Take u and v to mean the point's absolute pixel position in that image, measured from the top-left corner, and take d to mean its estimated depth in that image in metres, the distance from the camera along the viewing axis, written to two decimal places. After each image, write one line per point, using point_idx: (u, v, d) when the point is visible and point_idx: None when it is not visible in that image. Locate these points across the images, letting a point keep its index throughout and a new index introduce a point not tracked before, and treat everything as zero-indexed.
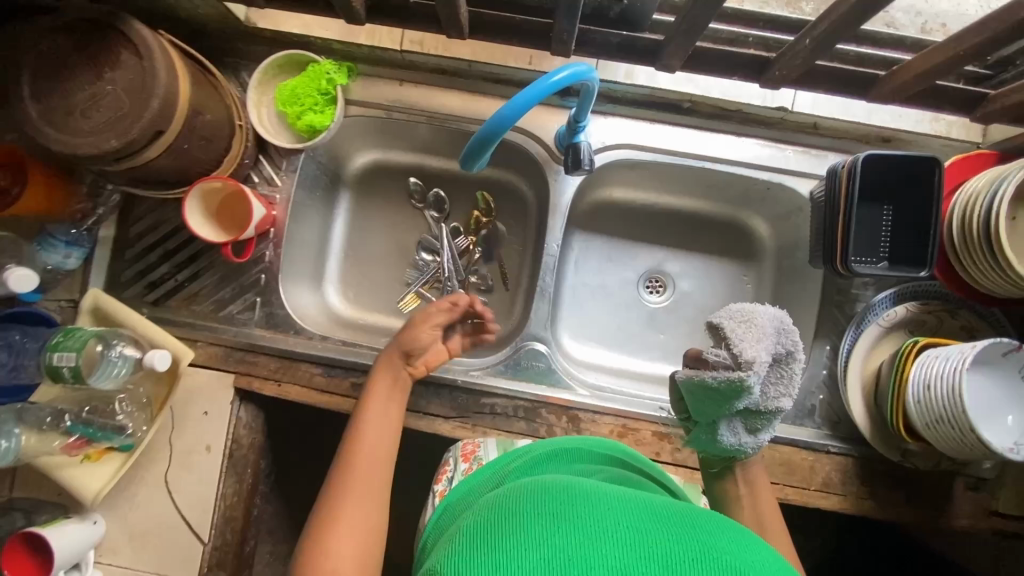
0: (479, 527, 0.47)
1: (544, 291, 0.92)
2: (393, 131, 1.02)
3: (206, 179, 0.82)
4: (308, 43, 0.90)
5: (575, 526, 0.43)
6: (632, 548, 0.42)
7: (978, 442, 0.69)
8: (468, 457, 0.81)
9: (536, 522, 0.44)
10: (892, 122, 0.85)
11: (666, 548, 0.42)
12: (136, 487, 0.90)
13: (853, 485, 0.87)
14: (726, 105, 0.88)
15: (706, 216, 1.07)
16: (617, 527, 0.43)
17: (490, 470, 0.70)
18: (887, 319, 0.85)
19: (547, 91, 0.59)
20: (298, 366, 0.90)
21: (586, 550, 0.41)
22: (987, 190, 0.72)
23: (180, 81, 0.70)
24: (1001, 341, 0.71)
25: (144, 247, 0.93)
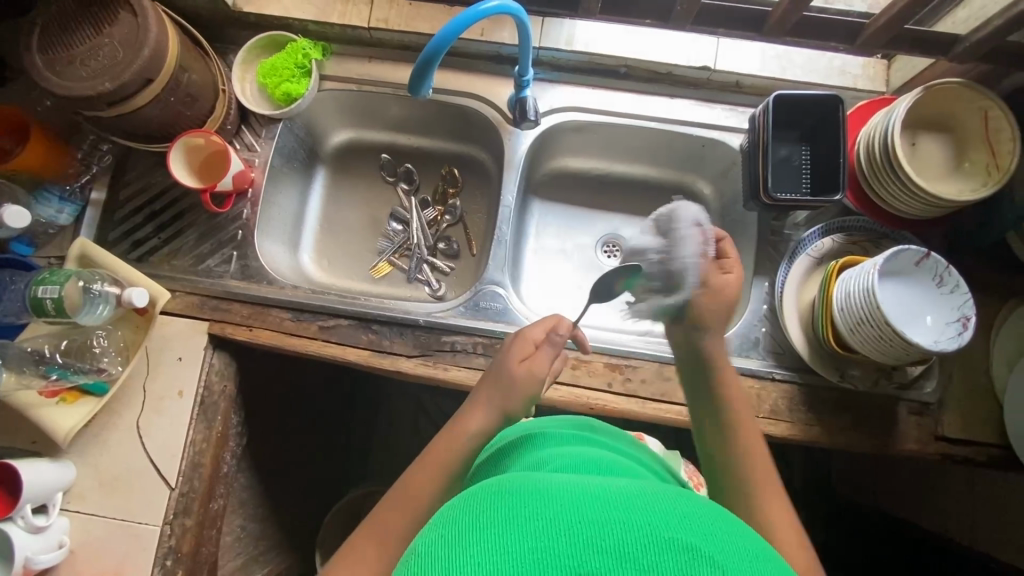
0: (435, 524, 0.44)
1: (500, 240, 1.01)
2: (365, 110, 1.11)
3: (189, 133, 0.91)
4: (289, 26, 1.02)
5: (529, 524, 0.41)
6: (586, 545, 0.39)
7: (895, 336, 0.74)
8: None
9: (496, 527, 0.41)
10: (805, 77, 0.96)
11: (634, 549, 0.39)
12: (108, 433, 0.92)
13: (800, 412, 0.90)
14: (658, 68, 0.99)
15: (658, 182, 1.14)
16: (584, 527, 0.40)
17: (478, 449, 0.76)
18: (815, 250, 0.91)
19: (477, 17, 0.68)
20: (269, 312, 0.96)
21: (546, 557, 0.38)
22: (884, 116, 0.81)
23: (170, 37, 0.81)
24: (910, 248, 0.76)
25: (131, 209, 1.00)
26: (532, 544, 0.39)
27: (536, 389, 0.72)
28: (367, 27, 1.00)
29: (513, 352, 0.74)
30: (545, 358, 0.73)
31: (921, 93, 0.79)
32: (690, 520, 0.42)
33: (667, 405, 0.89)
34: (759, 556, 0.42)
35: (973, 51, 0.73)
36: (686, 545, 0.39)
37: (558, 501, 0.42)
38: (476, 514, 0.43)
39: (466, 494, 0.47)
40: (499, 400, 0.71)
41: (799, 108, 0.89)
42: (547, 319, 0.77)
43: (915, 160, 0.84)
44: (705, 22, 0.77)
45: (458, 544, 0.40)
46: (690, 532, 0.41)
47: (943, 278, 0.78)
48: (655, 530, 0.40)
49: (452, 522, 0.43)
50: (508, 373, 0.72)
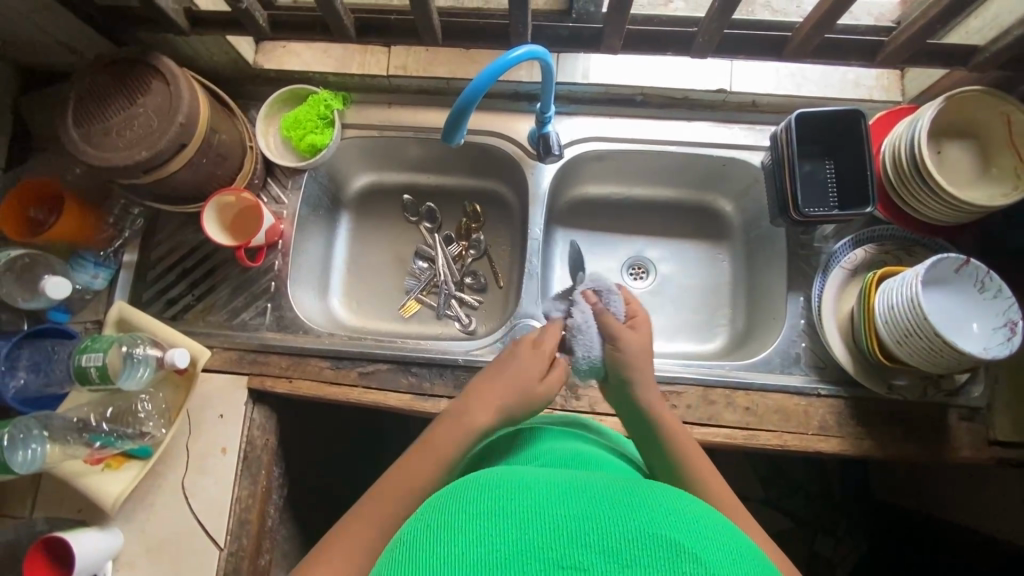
0: (426, 513, 0.45)
1: (531, 273, 1.01)
2: (386, 154, 1.13)
3: (221, 192, 0.93)
4: (308, 79, 1.04)
5: (512, 518, 0.41)
6: (571, 538, 0.39)
7: (945, 346, 0.73)
8: None
9: (480, 515, 0.42)
10: (820, 92, 0.97)
11: (616, 541, 0.39)
12: (153, 496, 0.92)
13: (850, 426, 0.89)
14: (674, 94, 1.01)
15: (678, 203, 1.15)
16: (567, 520, 0.41)
17: None
18: (849, 262, 0.92)
19: (508, 64, 0.69)
20: (308, 362, 0.96)
21: (526, 545, 0.39)
22: (908, 128, 0.82)
23: (201, 102, 0.83)
24: (949, 256, 0.76)
25: (163, 268, 1.01)
26: (515, 539, 0.40)
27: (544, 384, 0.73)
28: (386, 74, 1.02)
29: (523, 345, 0.75)
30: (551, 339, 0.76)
31: (944, 103, 0.80)
32: (681, 519, 0.41)
33: (715, 429, 0.89)
34: (743, 555, 0.41)
35: (992, 61, 0.75)
36: (669, 539, 0.39)
37: (545, 496, 0.43)
38: (466, 505, 0.43)
39: (457, 487, 0.48)
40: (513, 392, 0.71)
41: (821, 124, 0.90)
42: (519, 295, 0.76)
43: (943, 168, 0.84)
44: (726, 50, 0.78)
45: (449, 532, 0.41)
46: (678, 528, 0.40)
47: (985, 283, 0.77)
48: (638, 525, 0.40)
49: (442, 511, 0.44)
50: (519, 364, 0.73)
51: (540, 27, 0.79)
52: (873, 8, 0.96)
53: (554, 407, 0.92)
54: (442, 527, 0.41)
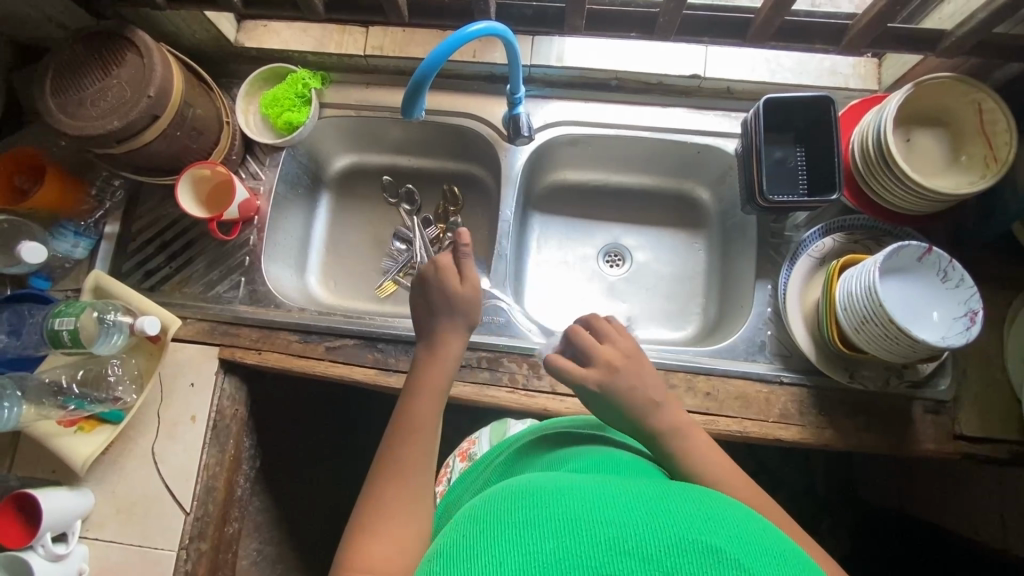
0: (464, 528, 0.48)
1: (501, 255, 1.02)
2: (366, 135, 1.14)
3: (196, 164, 0.95)
4: (288, 58, 1.06)
5: (554, 527, 0.43)
6: (608, 547, 0.41)
7: (900, 333, 0.73)
8: (465, 456, 0.89)
9: (525, 525, 0.44)
10: (796, 80, 0.96)
11: (662, 552, 0.41)
12: (124, 459, 0.94)
13: (811, 414, 0.88)
14: (648, 79, 1.01)
15: (655, 191, 1.15)
16: (608, 528, 0.43)
17: (476, 470, 0.74)
18: (817, 250, 0.91)
19: (464, 40, 0.70)
20: (277, 335, 0.98)
21: (572, 554, 0.41)
22: (875, 114, 0.81)
23: (174, 76, 0.85)
24: (910, 244, 0.76)
25: (143, 241, 1.04)
26: (557, 547, 0.42)
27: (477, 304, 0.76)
28: (364, 54, 1.03)
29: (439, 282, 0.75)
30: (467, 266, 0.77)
31: (912, 90, 0.79)
32: (716, 525, 0.44)
33: None
34: (784, 556, 0.43)
35: (960, 46, 0.73)
36: (707, 545, 0.41)
37: (580, 502, 0.46)
38: (503, 516, 0.46)
39: (493, 499, 0.51)
40: (462, 326, 0.75)
41: (791, 109, 0.89)
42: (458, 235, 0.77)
43: (911, 156, 0.83)
44: (689, 32, 0.78)
45: (490, 545, 0.43)
46: (714, 534, 0.43)
47: (948, 273, 0.76)
48: (677, 533, 0.42)
49: (483, 525, 0.46)
50: (450, 299, 0.75)
51: (503, 5, 0.79)
52: None
53: (516, 385, 0.93)
54: (486, 539, 0.44)
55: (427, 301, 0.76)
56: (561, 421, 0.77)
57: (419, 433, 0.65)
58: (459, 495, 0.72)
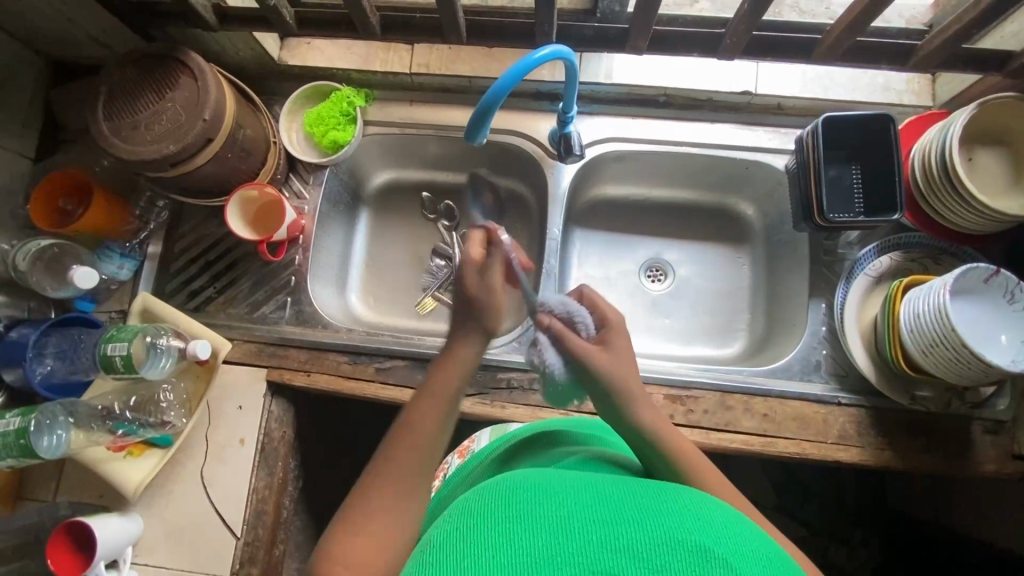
0: (450, 523, 0.46)
1: (549, 272, 1.01)
2: (407, 151, 1.14)
3: (244, 186, 0.94)
4: (332, 75, 1.05)
5: (544, 524, 0.42)
6: (596, 544, 0.40)
7: (973, 357, 0.72)
8: (463, 452, 0.87)
9: (513, 519, 0.43)
10: (849, 96, 0.95)
11: (650, 550, 0.39)
12: (173, 483, 0.93)
13: (870, 436, 0.88)
14: (697, 95, 1.00)
15: (696, 205, 1.15)
16: (595, 525, 0.41)
17: (472, 465, 0.74)
18: (873, 269, 0.90)
19: (534, 64, 0.70)
20: (326, 356, 0.96)
21: (560, 549, 0.40)
22: (939, 133, 0.80)
23: (228, 100, 0.84)
24: (978, 266, 0.75)
25: (186, 260, 1.03)
26: (546, 543, 0.40)
27: (499, 311, 0.61)
28: (409, 72, 1.02)
29: (463, 273, 0.61)
30: (497, 266, 0.60)
31: (976, 110, 0.78)
32: (706, 525, 0.42)
33: (731, 434, 0.88)
34: (770, 559, 0.41)
35: None
36: (696, 543, 0.40)
37: (574, 499, 0.45)
38: (498, 510, 0.44)
39: (485, 488, 0.50)
40: (475, 330, 0.61)
41: (848, 128, 0.88)
42: (476, 234, 0.62)
43: (975, 175, 0.82)
44: (755, 51, 0.77)
45: (478, 529, 0.43)
46: (701, 533, 0.41)
47: (1015, 294, 0.76)
48: (671, 532, 0.41)
49: (472, 512, 0.45)
50: (466, 299, 0.60)
51: (565, 27, 0.79)
52: (905, 10, 0.94)
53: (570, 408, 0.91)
54: (474, 525, 0.43)
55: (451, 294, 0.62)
56: (562, 422, 0.76)
57: (408, 449, 0.56)
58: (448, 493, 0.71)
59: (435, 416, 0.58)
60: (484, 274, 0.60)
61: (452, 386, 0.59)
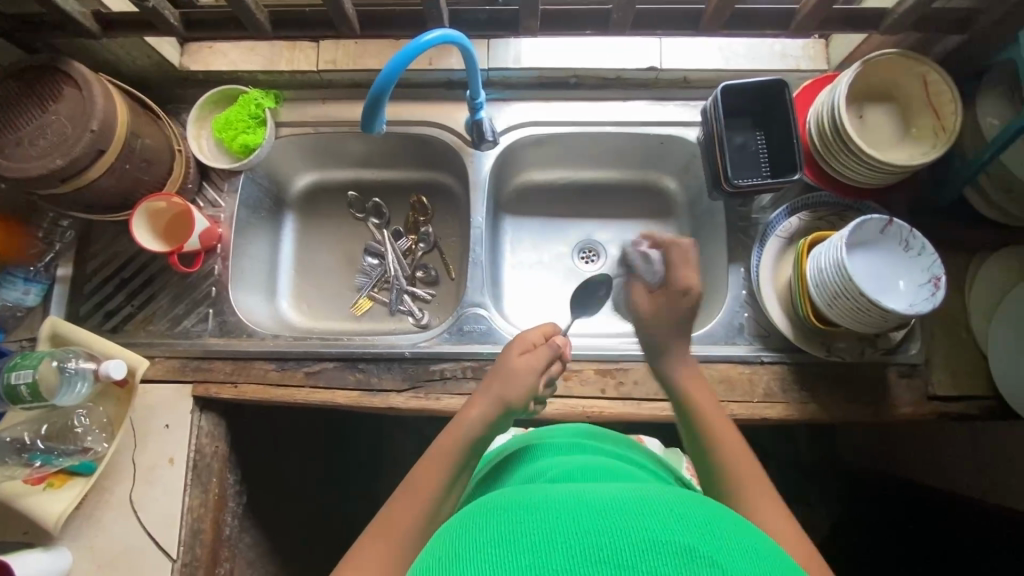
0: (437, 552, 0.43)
1: (476, 261, 1.00)
2: (328, 152, 1.12)
3: (150, 198, 0.90)
4: (238, 79, 1.02)
5: (524, 543, 0.40)
6: (579, 557, 0.38)
7: (872, 305, 0.75)
8: None
9: (492, 549, 0.40)
10: (750, 64, 0.98)
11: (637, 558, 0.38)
12: (102, 511, 0.90)
13: (793, 390, 0.91)
14: (607, 74, 1.01)
15: (621, 184, 1.17)
16: (576, 534, 0.40)
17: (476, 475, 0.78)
18: (784, 230, 0.93)
19: (422, 49, 0.70)
20: (253, 365, 0.94)
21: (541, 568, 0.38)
22: (829, 94, 0.83)
23: (117, 108, 0.81)
24: (872, 217, 0.78)
25: (100, 280, 0.99)
26: (527, 562, 0.38)
27: (523, 396, 0.73)
28: (317, 69, 1.00)
29: (515, 346, 0.76)
30: (545, 355, 0.75)
31: (860, 68, 0.82)
32: (687, 520, 0.41)
33: (662, 402, 0.90)
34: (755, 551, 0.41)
35: (901, 23, 0.76)
36: (681, 544, 0.39)
37: (549, 513, 0.43)
38: (478, 536, 0.42)
39: (454, 524, 0.46)
40: (493, 402, 0.71)
41: (747, 95, 0.90)
42: (545, 325, 0.80)
43: (866, 132, 0.86)
44: (644, 25, 0.78)
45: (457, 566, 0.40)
46: (684, 532, 0.40)
47: (909, 242, 0.79)
48: (651, 535, 0.39)
49: (450, 544, 0.42)
50: (510, 367, 0.74)
51: (457, 12, 0.79)
52: None
53: None
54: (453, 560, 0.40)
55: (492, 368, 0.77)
56: (558, 432, 0.76)
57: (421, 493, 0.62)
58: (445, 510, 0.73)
59: (447, 463, 0.65)
60: (532, 353, 0.75)
61: (465, 436, 0.68)
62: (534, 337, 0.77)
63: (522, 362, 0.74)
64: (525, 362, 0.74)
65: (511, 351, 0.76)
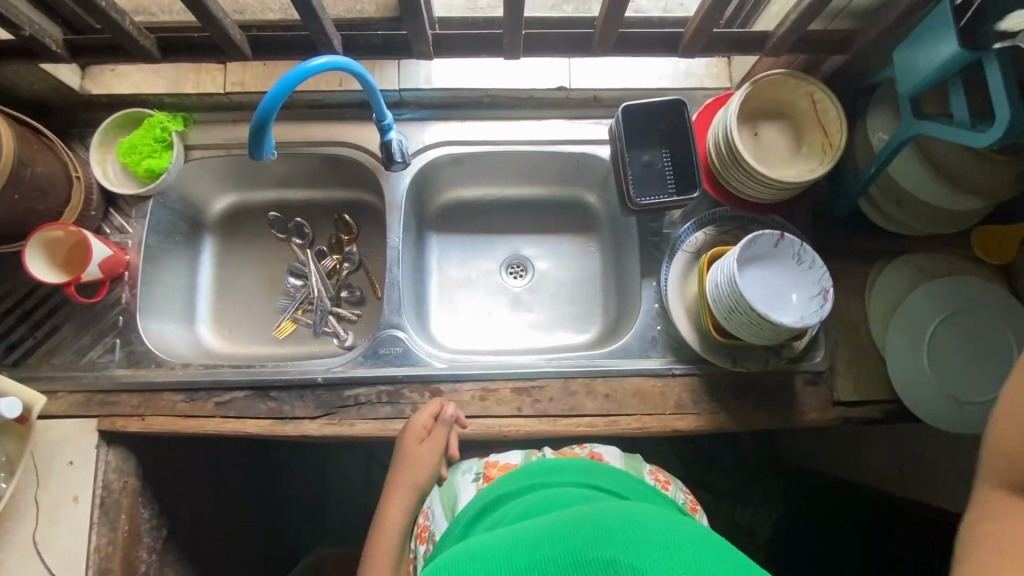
0: None
1: (393, 283, 0.99)
2: (245, 172, 1.11)
3: (47, 227, 0.88)
4: (145, 102, 1.00)
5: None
6: None
7: (761, 319, 0.77)
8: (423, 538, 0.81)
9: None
10: (657, 83, 1.01)
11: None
12: (1, 555, 0.86)
13: (704, 402, 0.93)
14: (519, 94, 1.02)
15: (547, 200, 1.19)
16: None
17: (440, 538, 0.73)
18: (691, 245, 0.95)
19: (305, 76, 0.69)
20: (161, 396, 0.92)
21: None
22: (722, 114, 0.86)
23: (1, 136, 0.78)
24: (763, 233, 0.81)
25: (0, 312, 0.95)
26: None
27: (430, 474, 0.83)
28: (225, 92, 0.99)
29: (410, 434, 0.85)
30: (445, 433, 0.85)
31: (750, 89, 0.85)
32: (610, 536, 0.49)
33: (576, 419, 0.91)
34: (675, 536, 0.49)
35: (782, 46, 0.79)
36: (607, 559, 0.46)
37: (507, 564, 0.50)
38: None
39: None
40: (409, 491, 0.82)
41: (650, 114, 0.92)
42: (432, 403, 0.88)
43: (760, 149, 0.89)
44: (536, 49, 0.80)
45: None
46: (609, 547, 0.48)
47: (801, 256, 0.82)
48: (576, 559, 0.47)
49: None
50: (411, 454, 0.83)
51: (350, 38, 0.80)
52: None
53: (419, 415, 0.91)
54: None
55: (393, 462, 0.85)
56: (510, 479, 0.73)
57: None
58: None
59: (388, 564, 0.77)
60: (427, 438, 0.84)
61: (396, 537, 0.79)
62: (426, 421, 0.86)
63: (421, 451, 0.84)
64: (422, 448, 0.84)
65: (407, 441, 0.85)
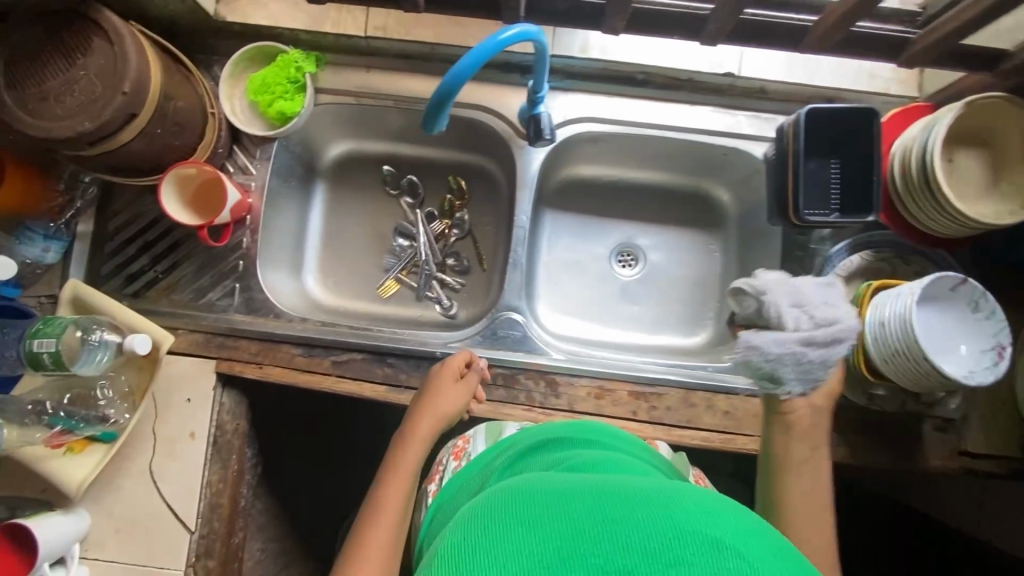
0: (458, 532, 0.43)
1: (516, 263, 0.95)
2: (365, 121, 1.05)
3: (182, 164, 0.85)
4: (278, 35, 0.94)
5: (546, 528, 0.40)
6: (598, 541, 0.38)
7: (932, 370, 0.73)
8: (459, 454, 0.81)
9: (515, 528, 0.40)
10: (835, 82, 0.92)
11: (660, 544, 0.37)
12: (121, 478, 0.90)
13: (825, 432, 0.90)
14: (677, 75, 0.94)
15: (671, 189, 1.12)
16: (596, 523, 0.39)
17: (476, 469, 0.70)
18: (843, 268, 0.89)
19: (494, 51, 0.62)
20: (279, 348, 0.92)
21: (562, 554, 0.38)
22: (921, 134, 0.77)
23: (151, 68, 0.73)
24: (947, 274, 0.74)
25: (122, 240, 0.94)
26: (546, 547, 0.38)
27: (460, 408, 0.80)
28: (365, 35, 0.92)
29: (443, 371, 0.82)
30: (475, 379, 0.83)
31: (963, 110, 0.75)
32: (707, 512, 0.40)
33: (693, 431, 0.88)
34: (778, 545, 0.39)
35: None
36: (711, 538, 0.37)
37: (578, 503, 0.42)
38: (500, 517, 0.42)
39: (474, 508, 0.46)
40: (432, 421, 0.77)
41: (831, 122, 0.83)
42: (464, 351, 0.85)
43: (952, 178, 0.80)
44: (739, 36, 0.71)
45: (489, 546, 0.39)
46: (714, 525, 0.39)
47: (979, 304, 0.76)
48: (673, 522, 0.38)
49: (465, 536, 0.42)
50: (441, 388, 0.80)
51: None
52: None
53: (533, 404, 0.89)
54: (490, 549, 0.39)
55: (414, 402, 0.80)
56: (558, 426, 0.70)
57: (390, 518, 0.65)
58: (436, 534, 0.66)
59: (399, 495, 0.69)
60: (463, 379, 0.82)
61: (409, 471, 0.71)
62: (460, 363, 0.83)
63: (453, 388, 0.81)
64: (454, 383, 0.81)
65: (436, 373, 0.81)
